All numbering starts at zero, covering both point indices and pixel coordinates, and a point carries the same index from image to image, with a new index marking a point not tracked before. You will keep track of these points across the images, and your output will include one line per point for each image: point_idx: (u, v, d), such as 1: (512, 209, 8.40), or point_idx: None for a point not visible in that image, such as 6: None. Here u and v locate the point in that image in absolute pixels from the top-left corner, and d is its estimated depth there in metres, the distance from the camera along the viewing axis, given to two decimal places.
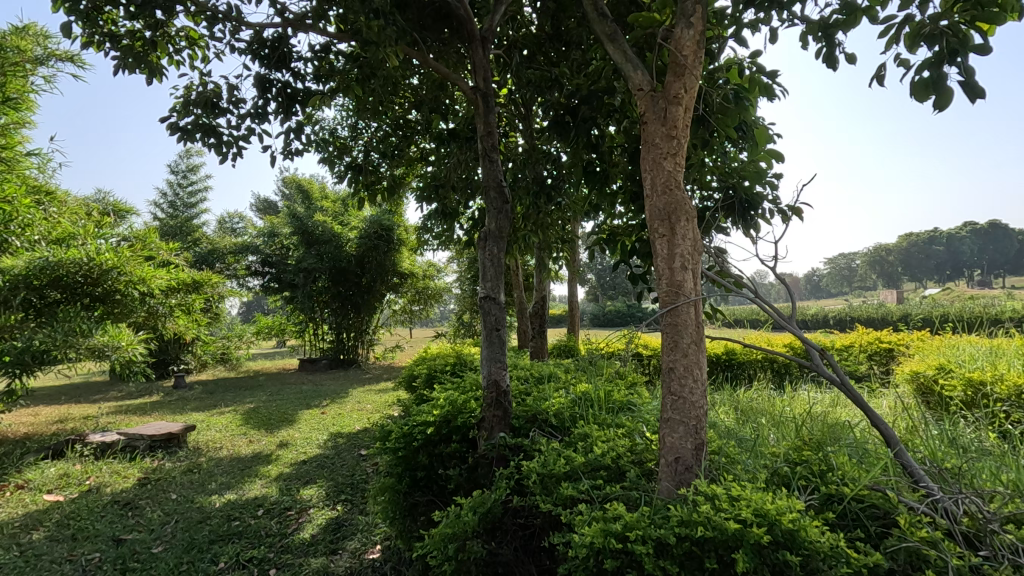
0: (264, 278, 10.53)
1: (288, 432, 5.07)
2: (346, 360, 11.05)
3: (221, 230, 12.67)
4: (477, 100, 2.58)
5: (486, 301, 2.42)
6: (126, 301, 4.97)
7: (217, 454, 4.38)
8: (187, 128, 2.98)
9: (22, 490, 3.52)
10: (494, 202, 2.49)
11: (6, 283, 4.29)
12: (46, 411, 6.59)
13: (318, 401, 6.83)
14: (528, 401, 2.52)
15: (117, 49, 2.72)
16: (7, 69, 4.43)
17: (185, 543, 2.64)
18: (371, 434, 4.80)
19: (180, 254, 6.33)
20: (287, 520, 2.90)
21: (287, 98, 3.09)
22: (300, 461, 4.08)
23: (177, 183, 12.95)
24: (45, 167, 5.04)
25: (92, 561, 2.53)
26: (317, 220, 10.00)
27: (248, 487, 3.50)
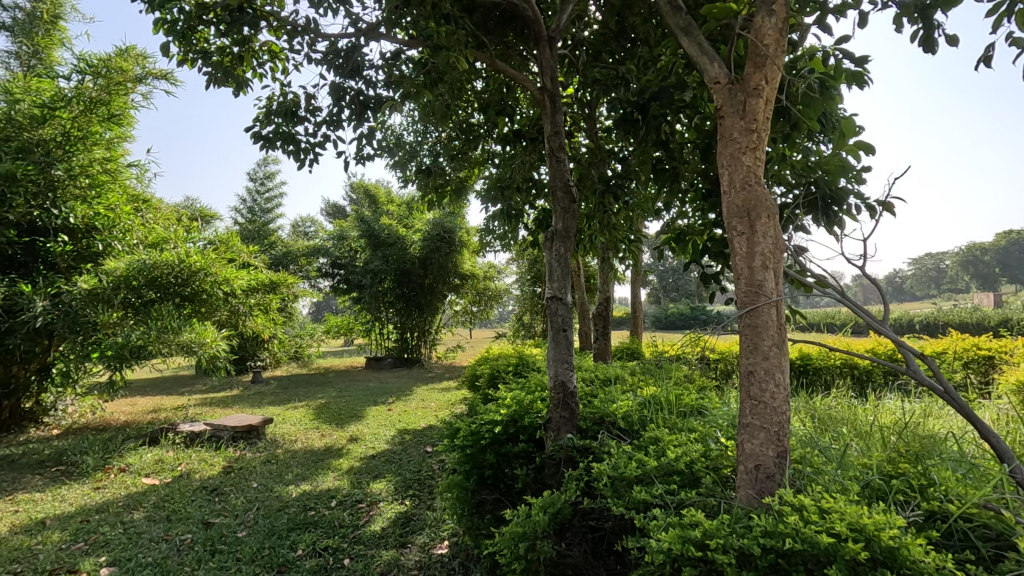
0: (333, 280, 11.01)
1: (358, 428, 5.25)
2: (410, 360, 11.33)
3: (295, 233, 13.35)
4: (544, 100, 2.57)
5: (552, 301, 2.41)
6: (210, 300, 5.32)
7: (292, 446, 4.61)
8: (268, 136, 3.16)
9: (124, 473, 3.84)
10: (561, 203, 2.48)
11: (109, 283, 4.71)
12: (142, 401, 7.17)
13: (384, 398, 7.05)
14: (595, 403, 2.49)
15: (208, 65, 2.93)
16: (112, 89, 4.85)
17: (267, 529, 2.79)
18: (436, 432, 4.90)
19: (258, 256, 6.72)
20: (358, 513, 3.00)
21: (360, 105, 3.22)
22: (369, 455, 4.22)
23: (255, 190, 13.79)
24: (144, 177, 5.48)
25: (185, 541, 2.72)
26: (383, 223, 10.35)
27: (322, 479, 3.67)
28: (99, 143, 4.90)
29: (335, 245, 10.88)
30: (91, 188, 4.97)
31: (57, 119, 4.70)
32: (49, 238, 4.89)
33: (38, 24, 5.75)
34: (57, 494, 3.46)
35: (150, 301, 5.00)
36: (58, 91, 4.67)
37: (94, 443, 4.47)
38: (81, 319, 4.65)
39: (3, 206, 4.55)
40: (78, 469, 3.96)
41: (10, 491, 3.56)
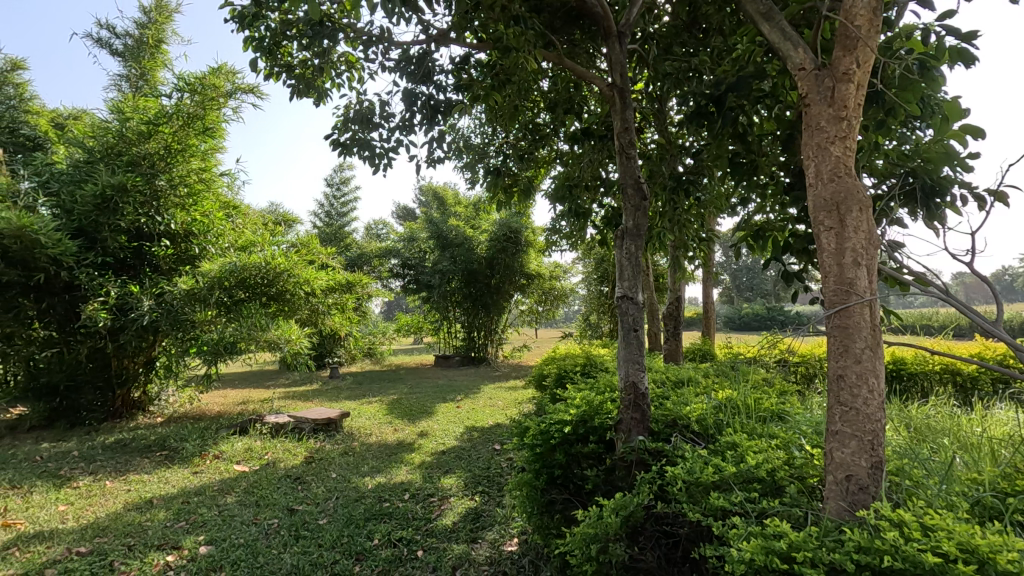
0: (403, 280, 11.38)
1: (428, 424, 5.40)
2: (477, 358, 11.51)
3: (368, 235, 13.91)
4: (614, 97, 2.52)
5: (623, 301, 2.36)
6: (292, 300, 5.61)
7: (367, 439, 4.81)
8: (346, 143, 3.31)
9: (218, 459, 4.16)
10: (632, 201, 2.43)
11: (205, 284, 5.10)
12: (233, 393, 7.73)
13: (452, 395, 7.20)
14: (667, 405, 2.42)
15: (292, 78, 3.12)
16: (207, 105, 5.25)
17: (346, 518, 2.93)
18: (504, 430, 4.95)
19: (336, 258, 7.06)
20: (430, 506, 3.09)
21: (431, 109, 3.30)
22: (440, 451, 4.33)
23: (332, 195, 14.52)
24: (234, 185, 5.92)
25: (273, 525, 2.90)
26: (451, 225, 10.58)
27: (396, 472, 3.80)
28: (195, 155, 5.35)
29: (405, 246, 11.25)
30: (189, 197, 5.42)
31: (160, 134, 5.17)
32: (154, 243, 5.38)
33: (144, 49, 6.35)
34: (162, 476, 3.79)
35: (240, 300, 5.35)
36: (161, 109, 5.13)
37: (192, 431, 4.86)
38: (181, 317, 5.09)
39: (116, 214, 5.05)
40: (179, 454, 4.32)
41: (123, 472, 3.95)
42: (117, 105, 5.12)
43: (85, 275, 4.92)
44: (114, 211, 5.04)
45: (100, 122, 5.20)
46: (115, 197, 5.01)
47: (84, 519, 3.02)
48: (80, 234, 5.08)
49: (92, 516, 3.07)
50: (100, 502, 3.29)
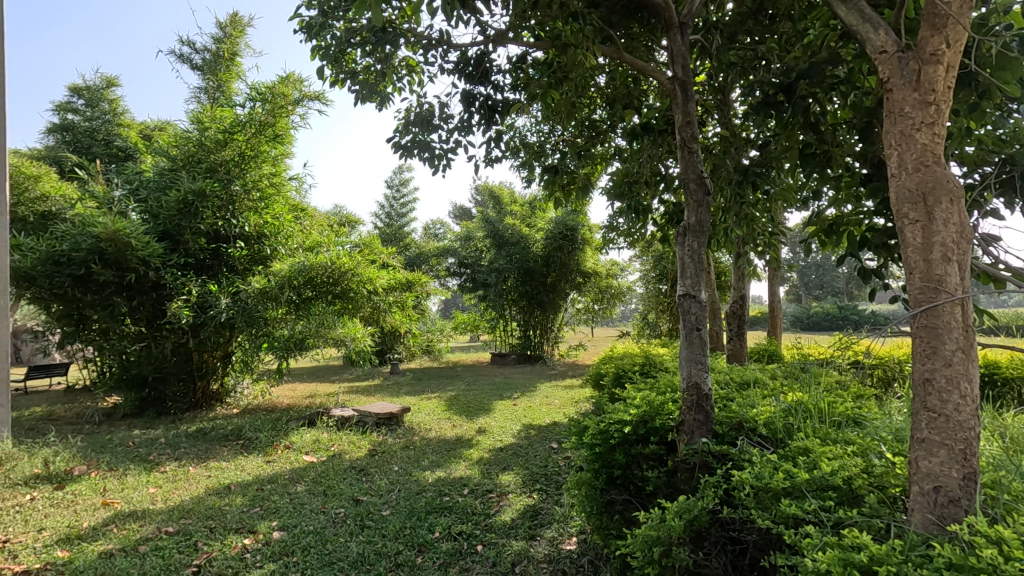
0: (460, 278, 11.56)
1: (486, 421, 5.46)
2: (533, 356, 11.55)
3: (426, 235, 14.21)
4: (675, 90, 2.45)
5: (685, 299, 2.29)
6: (356, 298, 5.77)
7: (427, 434, 4.92)
8: (407, 145, 3.39)
9: (289, 450, 4.38)
10: (694, 196, 2.35)
11: (277, 283, 5.37)
12: (301, 387, 8.11)
13: (509, 393, 7.25)
14: (732, 407, 2.33)
15: (356, 84, 3.23)
16: (276, 112, 5.52)
17: (408, 510, 3.02)
18: (561, 429, 4.93)
19: (396, 257, 7.25)
20: (489, 502, 3.12)
21: (489, 109, 3.34)
22: (498, 448, 4.37)
23: (392, 196, 14.96)
24: (302, 189, 6.20)
25: (339, 514, 3.03)
26: (507, 224, 10.64)
27: (455, 467, 3.87)
28: (267, 160, 5.66)
29: (462, 245, 11.41)
30: (261, 201, 5.73)
31: (235, 142, 5.50)
32: (229, 244, 5.71)
33: (220, 62, 6.75)
34: (239, 464, 4.03)
35: (308, 298, 5.59)
36: (235, 118, 5.46)
37: (265, 422, 5.14)
38: (255, 314, 5.39)
39: (196, 218, 5.41)
40: (254, 444, 4.59)
41: (204, 458, 4.23)
42: (197, 116, 5.48)
43: (170, 275, 5.30)
44: (194, 215, 5.40)
45: (182, 132, 5.58)
46: (195, 202, 5.39)
47: (171, 501, 3.26)
48: (165, 236, 5.48)
49: (178, 499, 3.31)
50: (185, 486, 3.54)
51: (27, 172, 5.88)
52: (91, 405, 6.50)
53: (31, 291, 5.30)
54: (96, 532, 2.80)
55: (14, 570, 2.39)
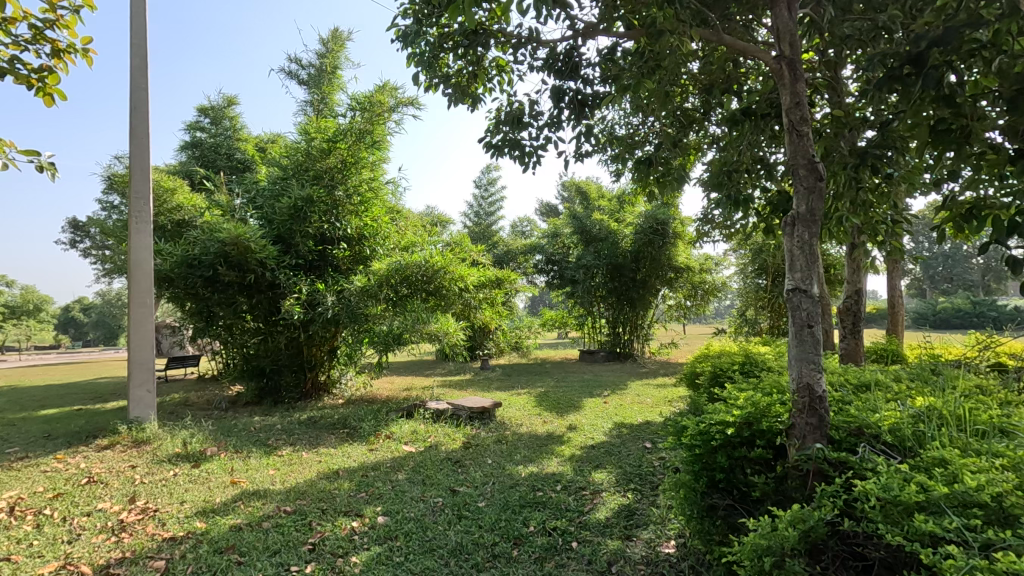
0: (549, 275, 11.58)
1: (576, 418, 5.44)
2: (623, 354, 11.35)
3: (514, 233, 14.39)
4: (782, 70, 2.29)
5: (794, 294, 2.13)
6: (447, 295, 5.95)
7: (519, 429, 4.98)
8: (498, 145, 3.45)
9: (390, 439, 4.62)
10: (804, 182, 2.17)
11: (376, 281, 5.67)
12: (398, 380, 8.52)
13: (599, 390, 7.18)
14: (850, 411, 2.14)
15: (448, 87, 3.33)
16: (374, 120, 5.84)
17: (503, 502, 3.08)
18: (655, 428, 4.80)
19: (486, 255, 7.41)
20: (583, 499, 3.10)
21: (578, 104, 3.31)
22: (590, 445, 4.33)
23: (480, 195, 15.30)
24: (398, 192, 6.51)
25: (438, 503, 3.15)
26: (595, 219, 10.51)
27: (547, 462, 3.89)
28: (366, 166, 6.00)
29: (549, 242, 11.43)
30: (361, 204, 6.09)
31: (338, 150, 5.87)
32: (334, 246, 6.12)
33: (324, 75, 7.25)
34: (346, 451, 4.31)
35: (404, 295, 5.86)
36: (338, 127, 5.84)
37: (368, 413, 5.45)
38: (357, 311, 5.73)
39: (305, 222, 5.86)
40: (358, 433, 4.89)
41: (315, 445, 4.57)
42: (305, 128, 5.92)
43: (283, 275, 5.77)
44: (304, 219, 5.85)
45: (292, 143, 6.06)
46: (304, 207, 5.83)
47: (288, 483, 3.55)
48: (279, 240, 5.98)
49: (294, 481, 3.60)
50: (299, 469, 3.84)
51: (166, 185, 6.66)
52: (219, 393, 7.24)
53: (170, 291, 5.99)
54: (227, 507, 3.11)
55: (163, 537, 2.72)
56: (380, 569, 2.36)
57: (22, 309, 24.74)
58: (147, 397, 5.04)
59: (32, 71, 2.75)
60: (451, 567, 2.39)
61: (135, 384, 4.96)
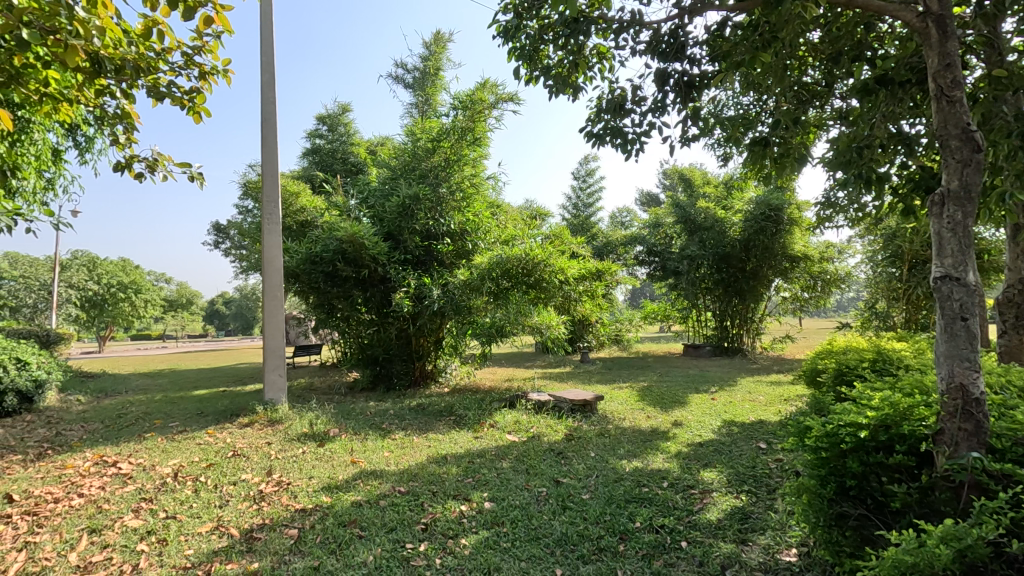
0: (650, 267, 11.24)
1: (682, 413, 5.24)
2: (731, 349, 10.78)
3: (614, 224, 14.13)
4: (928, 28, 2.02)
5: (944, 282, 1.87)
6: (548, 288, 5.98)
7: (622, 424, 4.90)
8: (599, 133, 3.39)
9: (494, 428, 4.74)
10: (957, 154, 1.90)
11: (478, 275, 5.80)
12: (500, 371, 8.72)
13: (707, 386, 6.86)
14: (1016, 417, 1.86)
15: (549, 78, 3.33)
16: (474, 118, 6.00)
17: (607, 496, 3.04)
18: (770, 428, 4.49)
19: (585, 247, 7.33)
20: (691, 498, 2.98)
21: (685, 86, 3.16)
22: (697, 443, 4.14)
23: (578, 187, 15.18)
24: (498, 186, 6.65)
25: (542, 493, 3.18)
26: (700, 207, 10.01)
27: (652, 458, 3.78)
28: (467, 163, 6.23)
29: (650, 233, 11.06)
30: (463, 200, 6.31)
31: (441, 149, 6.17)
32: (439, 241, 6.36)
33: (427, 78, 7.57)
34: (453, 437, 4.49)
35: (506, 289, 5.97)
36: (441, 127, 6.12)
37: (472, 402, 5.64)
38: (462, 304, 5.92)
39: (413, 219, 6.16)
40: (464, 421, 5.07)
41: (425, 430, 4.80)
42: (411, 129, 6.29)
43: (394, 270, 6.11)
44: (411, 217, 6.16)
45: (400, 146, 6.44)
46: (412, 205, 6.14)
47: (401, 465, 3.77)
48: (389, 236, 6.35)
49: (407, 463, 3.82)
50: (411, 453, 4.06)
51: (291, 190, 7.32)
52: (338, 379, 7.84)
53: (296, 285, 6.59)
54: (349, 484, 3.37)
55: (296, 508, 3.01)
56: (488, 553, 2.43)
57: (179, 303, 28.47)
58: (279, 381, 5.58)
59: (184, 93, 3.14)
60: (557, 556, 2.41)
61: (269, 369, 5.52)
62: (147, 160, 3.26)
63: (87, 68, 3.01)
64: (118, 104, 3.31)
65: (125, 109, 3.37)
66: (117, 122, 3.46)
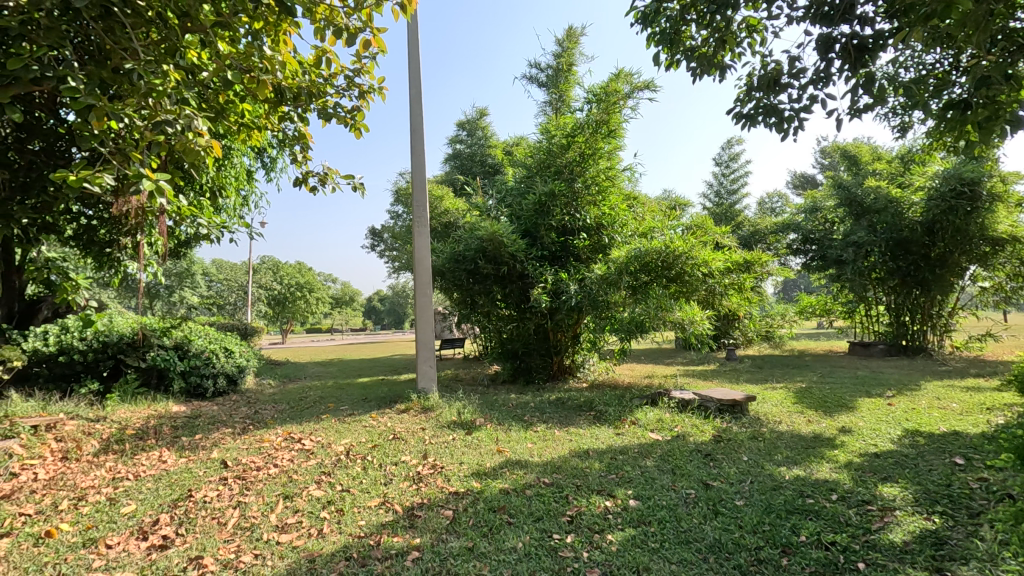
0: (806, 256, 10.18)
1: (851, 419, 4.68)
2: (911, 348, 9.39)
3: (763, 210, 13.04)
4: None
5: None
6: (690, 281, 5.67)
7: (778, 427, 4.51)
8: (750, 113, 3.15)
9: (636, 425, 4.65)
10: None
11: (615, 269, 5.69)
12: (639, 368, 8.53)
13: (881, 389, 6.04)
14: None
15: (692, 61, 3.17)
16: (609, 109, 5.89)
17: (765, 505, 2.83)
18: (970, 442, 3.81)
19: (731, 237, 6.86)
20: (868, 516, 2.64)
21: (855, 51, 2.80)
22: (872, 453, 3.67)
23: (721, 173, 14.26)
24: (634, 178, 6.49)
25: (691, 495, 3.05)
26: (868, 187, 8.83)
27: (817, 467, 3.43)
28: (602, 157, 6.14)
29: (807, 219, 10.00)
30: (598, 194, 6.24)
31: (576, 144, 6.13)
32: (575, 236, 6.39)
33: (561, 74, 7.61)
34: (594, 432, 4.49)
35: (645, 283, 5.78)
36: (576, 122, 6.10)
37: (612, 398, 5.58)
38: (599, 299, 5.87)
39: (549, 215, 6.27)
40: (605, 417, 5.02)
41: (566, 424, 4.85)
42: (546, 127, 6.35)
43: (531, 266, 6.24)
44: (548, 213, 6.26)
45: (536, 144, 6.55)
46: (548, 202, 6.25)
47: (544, 457, 3.85)
48: (527, 234, 6.52)
49: (550, 456, 3.89)
50: (553, 446, 4.13)
51: (436, 194, 7.84)
52: (481, 371, 8.24)
53: (442, 283, 7.03)
54: (497, 472, 3.53)
55: (450, 490, 3.22)
56: (636, 552, 2.39)
57: (343, 301, 31.96)
58: (430, 371, 6.01)
59: (347, 112, 3.52)
60: (710, 563, 2.29)
61: (421, 360, 5.97)
62: (319, 174, 3.71)
63: (272, 98, 3.49)
64: (296, 127, 3.79)
65: (301, 131, 3.86)
66: (295, 143, 3.98)
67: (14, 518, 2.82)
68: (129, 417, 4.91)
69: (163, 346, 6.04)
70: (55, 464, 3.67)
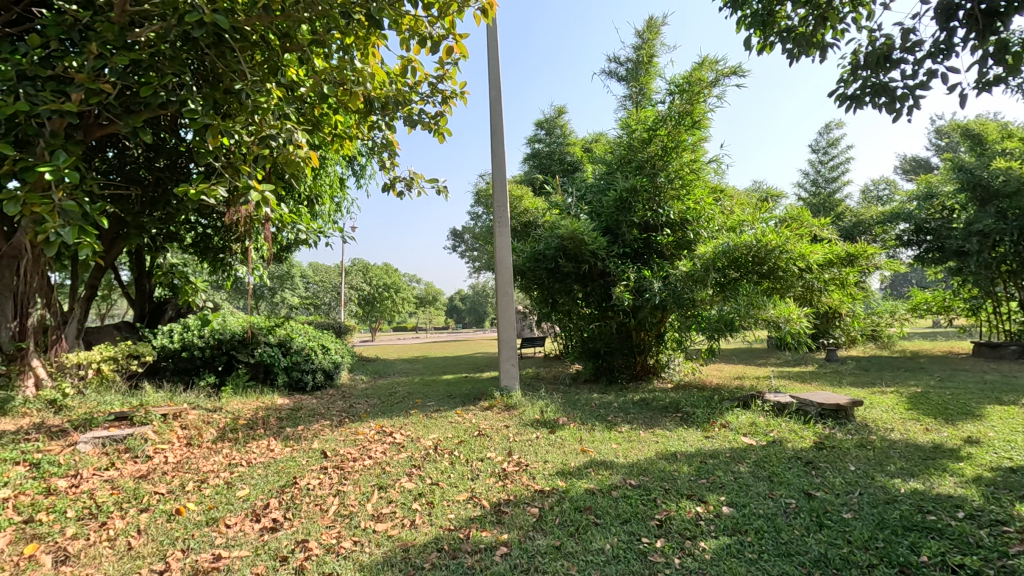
0: (919, 247, 9.24)
1: (978, 429, 4.19)
2: None
3: (867, 199, 12.01)
4: None
5: None
6: (785, 277, 5.34)
7: (889, 435, 4.13)
8: (856, 94, 2.90)
9: (727, 429, 4.44)
10: None
11: (702, 265, 5.46)
12: (728, 368, 8.16)
13: (1015, 396, 5.37)
14: None
15: (788, 42, 2.98)
16: (693, 100, 5.67)
17: (877, 519, 2.60)
18: None
19: (832, 228, 6.38)
20: (1004, 538, 2.35)
21: (983, 17, 2.51)
22: (1006, 468, 3.26)
23: (818, 160, 13.30)
24: (721, 169, 6.20)
25: (791, 505, 2.86)
26: (995, 168, 7.87)
27: (938, 481, 3.10)
28: (686, 149, 5.91)
29: (921, 206, 9.07)
30: (682, 188, 6.02)
31: (658, 137, 5.94)
32: (659, 232, 6.21)
33: (641, 67, 7.44)
34: (681, 435, 4.33)
35: (733, 279, 5.51)
36: (657, 115, 5.93)
37: (699, 399, 5.37)
38: (684, 297, 5.66)
39: (631, 212, 6.13)
40: (692, 419, 4.84)
41: (651, 426, 4.73)
42: (626, 121, 6.22)
43: (613, 263, 6.14)
44: (630, 210, 6.13)
45: (616, 139, 6.43)
46: (629, 198, 6.11)
47: (630, 458, 3.78)
48: (608, 231, 6.41)
49: (635, 457, 3.81)
50: (639, 447, 4.04)
51: (516, 194, 7.92)
52: (563, 370, 8.22)
53: (523, 281, 7.08)
54: (582, 472, 3.51)
55: (535, 488, 3.24)
56: (732, 562, 2.28)
57: (427, 301, 33.06)
58: (513, 369, 6.09)
59: (431, 118, 3.64)
60: None
61: (503, 358, 6.05)
62: (406, 179, 3.86)
63: (363, 109, 3.67)
64: (384, 135, 3.97)
65: (389, 139, 4.04)
66: (383, 150, 4.16)
67: (150, 496, 3.17)
68: (241, 408, 5.36)
69: (268, 344, 6.53)
70: (181, 449, 4.08)
